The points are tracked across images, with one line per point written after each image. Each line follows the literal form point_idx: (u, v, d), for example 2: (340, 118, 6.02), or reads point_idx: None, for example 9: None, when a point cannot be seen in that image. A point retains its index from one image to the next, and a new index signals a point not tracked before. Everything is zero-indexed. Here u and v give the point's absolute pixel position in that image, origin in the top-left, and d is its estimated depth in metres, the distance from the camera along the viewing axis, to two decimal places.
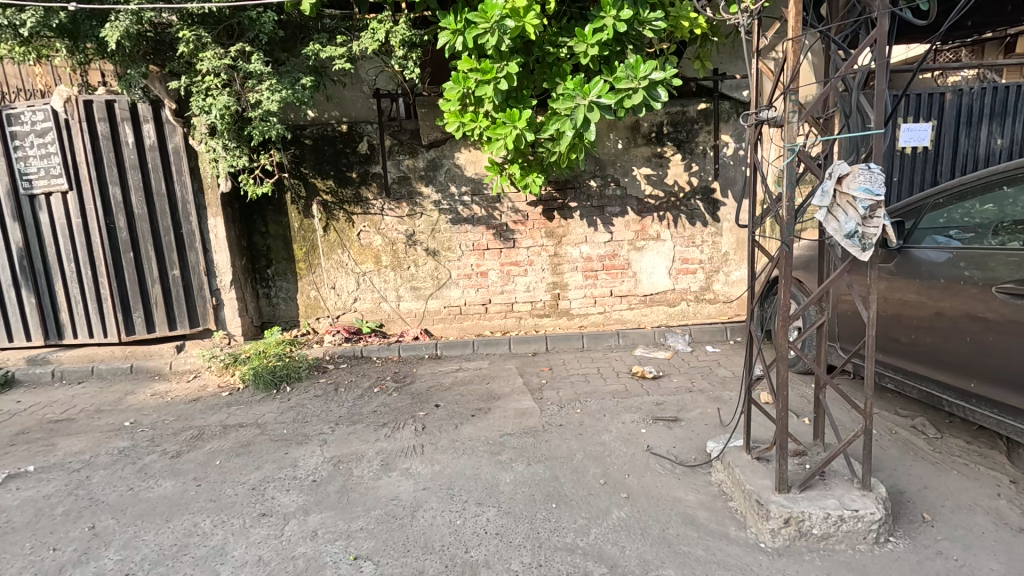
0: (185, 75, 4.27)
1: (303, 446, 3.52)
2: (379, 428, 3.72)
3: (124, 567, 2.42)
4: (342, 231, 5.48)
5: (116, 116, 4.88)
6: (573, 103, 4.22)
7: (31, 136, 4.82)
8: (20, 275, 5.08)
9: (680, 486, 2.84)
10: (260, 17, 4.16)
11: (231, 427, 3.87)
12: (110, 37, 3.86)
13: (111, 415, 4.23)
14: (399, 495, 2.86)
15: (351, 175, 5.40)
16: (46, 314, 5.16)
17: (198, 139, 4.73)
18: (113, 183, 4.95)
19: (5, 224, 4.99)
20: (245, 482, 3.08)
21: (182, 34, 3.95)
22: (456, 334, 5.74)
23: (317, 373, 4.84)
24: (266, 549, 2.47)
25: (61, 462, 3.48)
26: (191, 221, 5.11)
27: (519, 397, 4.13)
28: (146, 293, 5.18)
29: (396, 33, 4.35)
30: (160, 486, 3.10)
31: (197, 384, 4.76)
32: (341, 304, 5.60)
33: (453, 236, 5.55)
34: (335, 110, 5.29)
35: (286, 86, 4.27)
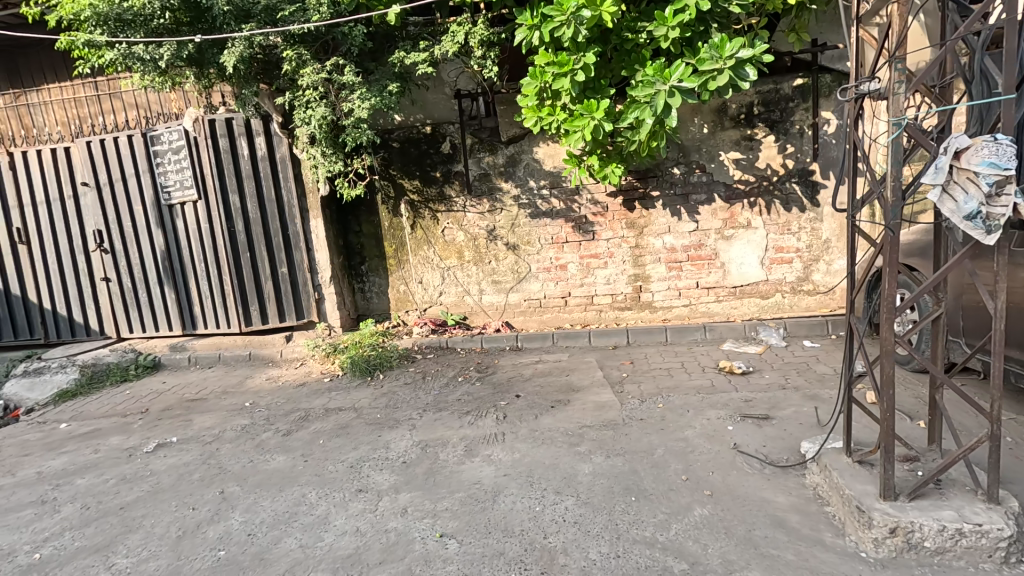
0: (289, 90, 4.69)
1: (394, 430, 3.78)
2: (463, 415, 3.90)
3: (246, 528, 2.76)
4: (428, 229, 5.76)
5: (234, 132, 5.50)
6: (652, 89, 4.08)
7: (169, 154, 5.58)
8: (162, 275, 5.89)
9: (770, 487, 2.69)
10: (351, 31, 4.49)
11: (332, 411, 4.24)
12: (228, 62, 4.33)
13: (235, 396, 4.81)
14: (481, 479, 2.99)
15: (435, 174, 5.65)
16: (183, 309, 5.95)
17: (301, 148, 5.19)
18: (233, 192, 5.59)
19: (151, 231, 5.81)
20: (344, 461, 3.39)
21: (286, 53, 4.35)
22: (537, 327, 5.81)
23: (406, 362, 5.16)
24: (362, 522, 2.70)
25: (197, 435, 4.03)
26: (296, 223, 5.63)
27: (599, 390, 4.12)
28: (261, 289, 5.80)
29: (475, 33, 4.48)
30: (274, 460, 3.50)
31: (303, 371, 5.27)
32: (427, 297, 5.90)
33: (532, 230, 5.63)
34: (419, 113, 5.55)
35: (376, 94, 4.56)
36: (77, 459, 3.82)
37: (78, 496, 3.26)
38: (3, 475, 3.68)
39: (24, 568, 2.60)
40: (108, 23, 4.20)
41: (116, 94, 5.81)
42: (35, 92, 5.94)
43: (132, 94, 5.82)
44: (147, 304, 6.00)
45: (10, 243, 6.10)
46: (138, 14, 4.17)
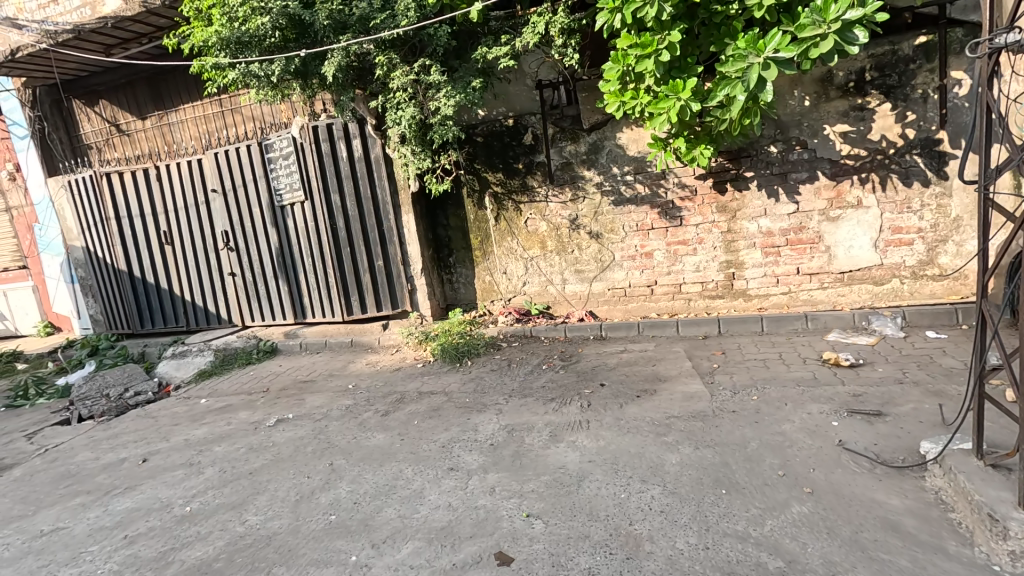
0: (382, 94, 4.98)
1: (482, 414, 3.95)
2: (548, 402, 3.97)
3: (352, 496, 3.05)
4: (511, 220, 5.89)
5: (334, 136, 5.97)
6: (745, 63, 3.82)
7: (281, 160, 6.19)
8: (277, 270, 6.56)
9: (881, 488, 2.47)
10: (436, 31, 4.67)
11: (425, 394, 4.52)
12: (328, 72, 4.69)
13: (340, 378, 5.29)
14: (566, 464, 3.05)
15: (518, 165, 5.75)
16: (295, 299, 6.59)
17: (393, 148, 5.50)
18: (334, 192, 6.08)
19: (267, 230, 6.49)
20: (437, 440, 3.60)
21: (378, 59, 4.62)
22: (621, 316, 5.73)
23: (493, 350, 5.34)
24: (454, 498, 2.87)
25: (309, 412, 4.48)
26: (390, 218, 6.00)
27: (687, 380, 4.00)
28: (361, 281, 6.26)
29: (555, 22, 4.47)
30: (375, 437, 3.81)
31: (399, 356, 5.66)
32: (511, 287, 6.05)
33: (616, 217, 5.55)
34: (501, 106, 5.65)
35: (460, 91, 4.72)
36: (215, 429, 4.42)
37: (216, 461, 3.78)
38: (160, 440, 4.35)
39: (178, 519, 3.07)
40: (230, 46, 4.66)
41: (237, 109, 6.61)
42: (175, 112, 6.93)
43: (250, 109, 6.54)
44: (266, 295, 6.72)
45: (158, 245, 7.10)
46: (253, 35, 4.59)
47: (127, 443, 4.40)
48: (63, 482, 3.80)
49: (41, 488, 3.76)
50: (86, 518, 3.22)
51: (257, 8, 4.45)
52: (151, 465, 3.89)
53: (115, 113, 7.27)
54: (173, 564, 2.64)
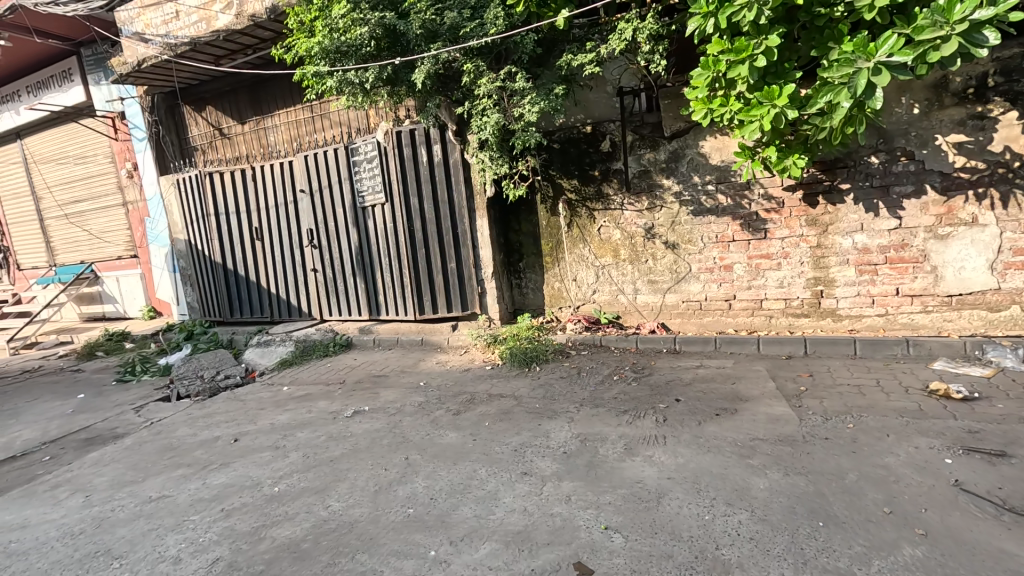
0: (467, 100, 5.10)
1: (552, 420, 3.92)
2: (620, 414, 3.89)
3: (428, 491, 3.11)
4: (584, 227, 5.86)
5: (416, 141, 6.19)
6: (852, 68, 3.59)
7: (365, 163, 6.50)
8: (356, 268, 6.87)
9: (1010, 538, 2.22)
10: (523, 40, 4.74)
11: (495, 396, 4.56)
12: (417, 79, 4.86)
13: (411, 375, 5.45)
14: (644, 479, 2.96)
15: (594, 172, 5.71)
16: (370, 297, 6.88)
17: (471, 153, 5.63)
18: (413, 195, 6.30)
19: (348, 230, 6.82)
20: (509, 444, 3.62)
21: (466, 66, 4.74)
22: (695, 330, 5.53)
23: (561, 357, 5.31)
24: (529, 503, 2.86)
25: (383, 406, 4.65)
26: (465, 222, 6.12)
27: (771, 402, 3.79)
28: (433, 282, 6.44)
29: (644, 29, 4.41)
30: (448, 435, 3.89)
31: (468, 357, 5.75)
32: (581, 294, 6.01)
33: (695, 228, 5.38)
34: (580, 113, 5.64)
35: (544, 97, 4.75)
36: (297, 416, 4.67)
37: (299, 446, 3.99)
38: (248, 422, 4.66)
39: (267, 498, 3.26)
40: (330, 55, 4.94)
41: (326, 115, 7.00)
42: (271, 117, 7.44)
43: (338, 115, 6.91)
44: (344, 291, 7.05)
45: (250, 240, 7.63)
46: (351, 45, 4.83)
47: (219, 422, 4.75)
48: (166, 454, 4.15)
49: (147, 457, 4.12)
50: (187, 489, 3.49)
51: (357, 19, 4.67)
52: (241, 445, 4.16)
53: (219, 118, 7.90)
54: (265, 540, 2.80)
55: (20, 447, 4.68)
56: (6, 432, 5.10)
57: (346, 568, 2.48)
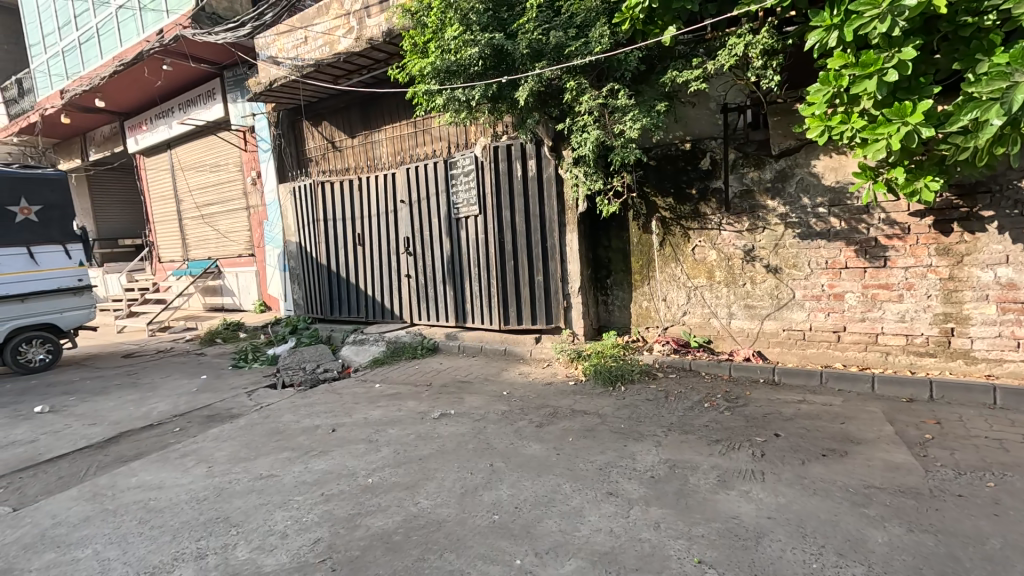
0: (568, 117, 5.16)
1: (639, 443, 3.82)
2: (712, 443, 3.70)
3: (514, 500, 3.15)
4: (677, 246, 5.69)
5: (512, 156, 6.37)
6: (1007, 82, 3.18)
7: (462, 177, 6.80)
8: (446, 276, 7.16)
9: None
10: (627, 57, 4.76)
11: (578, 412, 4.52)
12: (520, 97, 5.02)
13: (495, 384, 5.55)
14: (740, 515, 2.79)
15: (691, 191, 5.55)
16: (458, 304, 7.11)
17: (565, 168, 5.71)
18: (505, 208, 6.47)
19: (442, 239, 7.13)
20: (594, 462, 3.57)
21: (569, 84, 4.81)
22: (796, 361, 5.15)
23: (647, 378, 5.16)
24: (616, 524, 2.79)
25: (468, 411, 4.77)
26: (554, 236, 6.18)
27: (889, 447, 3.43)
28: (520, 293, 6.54)
29: (757, 43, 4.24)
30: (532, 447, 3.91)
31: (550, 371, 5.77)
32: (670, 315, 5.83)
33: (801, 252, 5.03)
34: (679, 130, 5.51)
35: (646, 114, 4.70)
36: (388, 413, 4.92)
37: (391, 442, 4.20)
38: (345, 414, 4.98)
39: (362, 488, 3.45)
40: (440, 74, 5.23)
41: (428, 130, 7.41)
42: (378, 132, 7.99)
43: (439, 130, 7.29)
44: (434, 297, 7.35)
45: (352, 244, 8.21)
46: (460, 65, 5.09)
47: (319, 412, 5.11)
48: (274, 437, 4.54)
49: (259, 438, 4.53)
50: (292, 471, 3.79)
51: (468, 40, 4.90)
52: (338, 435, 4.46)
53: (332, 133, 8.60)
54: (360, 528, 2.97)
55: (156, 417, 5.33)
56: (146, 403, 5.84)
57: (435, 565, 2.57)
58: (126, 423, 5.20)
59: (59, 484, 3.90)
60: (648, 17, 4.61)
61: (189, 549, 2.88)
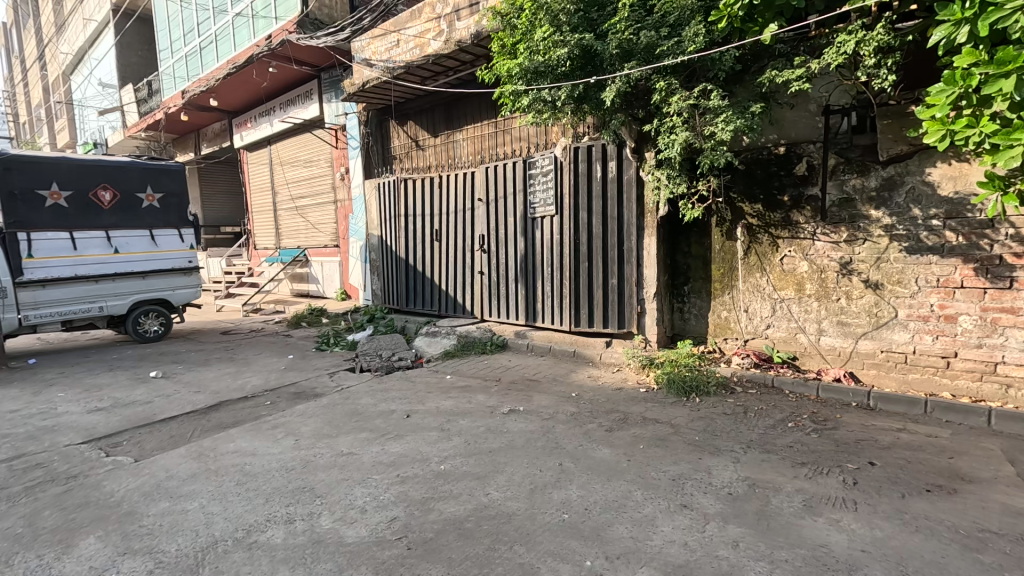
0: (656, 118, 5.04)
1: (715, 457, 3.66)
2: (796, 465, 3.48)
3: (584, 501, 3.13)
4: (764, 255, 5.40)
5: (593, 157, 6.33)
6: None
7: (541, 177, 6.85)
8: (519, 275, 7.23)
9: None
10: (722, 56, 4.59)
11: (650, 420, 4.42)
12: (607, 97, 4.98)
13: (564, 385, 5.55)
14: (829, 544, 2.61)
15: (782, 198, 5.25)
16: (529, 303, 7.17)
17: (647, 171, 5.62)
18: (583, 209, 6.45)
19: (517, 238, 7.21)
20: (667, 472, 3.47)
21: (659, 84, 4.70)
22: (894, 387, 4.73)
23: (725, 392, 4.94)
24: (691, 538, 2.71)
25: (537, 410, 4.80)
26: (631, 239, 6.06)
27: (1009, 490, 3.06)
28: (592, 296, 6.49)
29: (871, 39, 3.93)
30: (602, 450, 3.87)
31: (620, 376, 5.67)
32: (752, 327, 5.56)
33: (908, 268, 4.61)
34: (774, 133, 5.23)
35: (740, 116, 4.51)
36: (459, 404, 5.06)
37: (462, 432, 4.31)
38: (419, 402, 5.17)
39: (435, 474, 3.58)
40: (528, 75, 5.29)
41: (508, 131, 7.53)
42: (460, 132, 8.21)
43: (519, 131, 7.38)
44: (506, 295, 7.46)
45: (429, 239, 8.50)
46: (549, 65, 5.11)
47: (394, 398, 5.35)
48: (353, 417, 4.81)
49: (340, 417, 4.81)
50: (370, 451, 4.00)
51: (558, 41, 4.92)
52: (412, 421, 4.64)
53: (416, 132, 8.95)
54: (434, 511, 3.08)
55: (250, 390, 5.81)
56: (241, 376, 6.39)
57: (505, 556, 2.61)
58: (225, 393, 5.72)
59: (170, 442, 4.36)
60: (746, 15, 4.38)
61: (280, 513, 3.11)
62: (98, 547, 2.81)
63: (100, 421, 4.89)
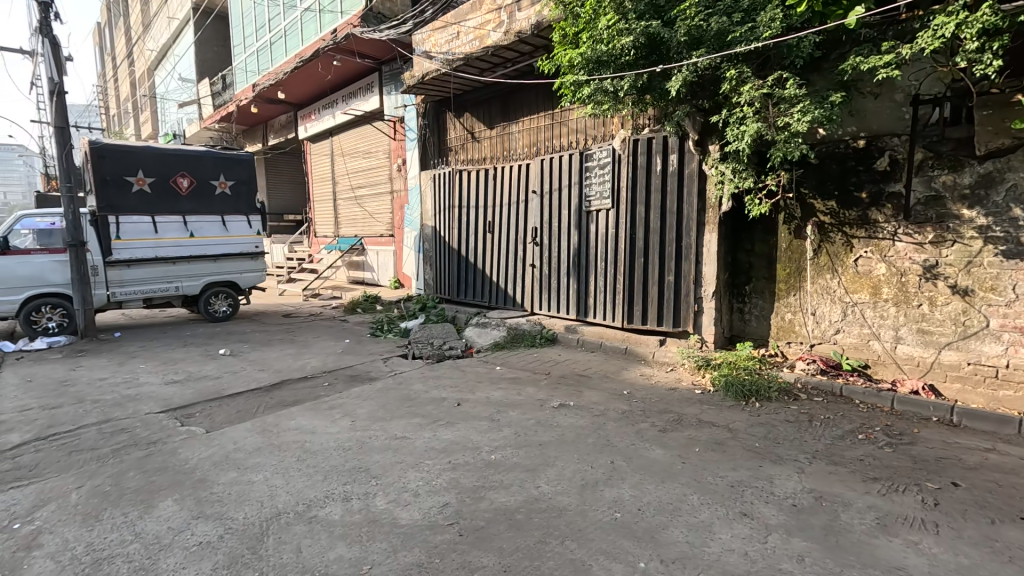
0: (724, 108, 4.81)
1: (777, 465, 3.49)
2: (868, 480, 3.26)
3: (636, 502, 3.06)
4: (836, 255, 5.08)
5: (653, 150, 6.14)
6: None
7: (597, 169, 6.74)
8: (571, 269, 7.16)
9: None
10: (800, 42, 4.32)
11: (705, 423, 4.26)
12: (672, 87, 4.81)
13: (614, 382, 5.45)
14: (907, 567, 2.43)
15: (860, 194, 4.91)
16: (580, 298, 7.09)
17: (711, 164, 5.41)
18: (640, 204, 6.28)
19: (570, 231, 7.13)
20: (725, 477, 3.33)
21: (730, 73, 4.49)
22: (981, 403, 4.33)
23: (787, 398, 4.70)
24: (751, 548, 2.59)
25: (587, 406, 4.75)
26: (690, 236, 5.84)
27: None
28: (646, 293, 6.34)
29: (974, 21, 3.57)
30: (655, 451, 3.77)
31: (674, 376, 5.51)
32: (820, 332, 5.26)
33: (1004, 273, 4.19)
34: (853, 125, 4.90)
35: (818, 106, 4.23)
36: (508, 396, 5.07)
37: (512, 424, 4.33)
38: (469, 391, 5.23)
39: (486, 463, 3.60)
40: (590, 65, 5.18)
41: (565, 122, 7.43)
42: (516, 124, 8.19)
43: (576, 122, 7.28)
44: (557, 289, 7.41)
45: (482, 231, 8.55)
46: (612, 54, 4.99)
47: (445, 386, 5.43)
48: (406, 402, 4.92)
49: (393, 402, 4.93)
50: (422, 437, 4.07)
51: (623, 29, 4.79)
52: (463, 410, 4.69)
53: (473, 124, 8.99)
54: (485, 500, 3.10)
55: (309, 371, 6.07)
56: (301, 357, 6.69)
57: (556, 550, 2.59)
58: (286, 373, 6.00)
59: (238, 416, 4.62)
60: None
61: (338, 490, 3.23)
62: (175, 509, 3.01)
63: (176, 393, 5.26)
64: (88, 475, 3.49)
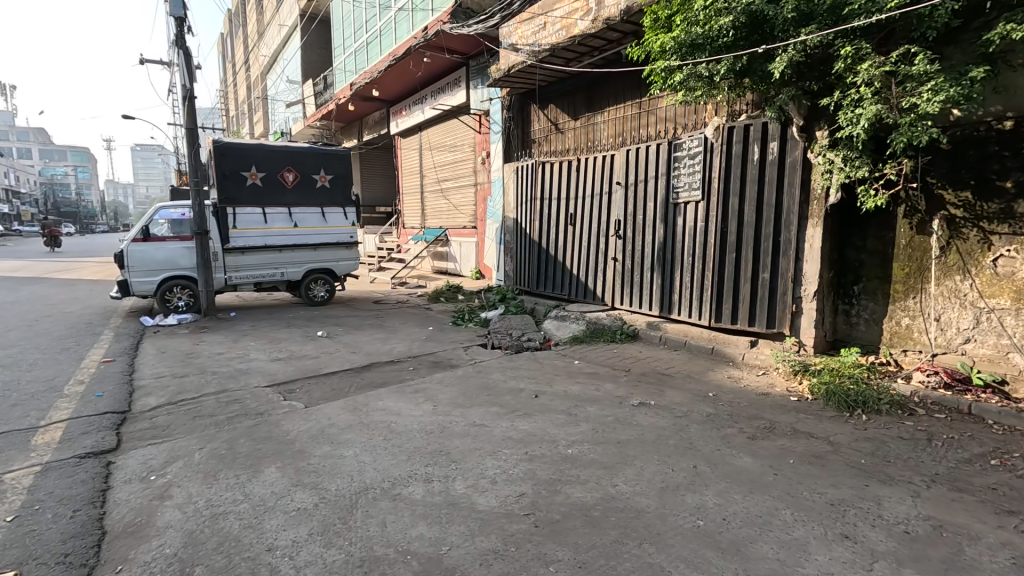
0: (838, 89, 4.36)
1: (887, 486, 3.14)
2: (1002, 513, 2.84)
3: (721, 510, 2.90)
4: (969, 253, 4.45)
5: (750, 138, 5.73)
6: None
7: (687, 159, 6.41)
8: (655, 263, 6.90)
9: None
10: (934, 10, 3.80)
11: (802, 433, 3.94)
12: (776, 68, 4.44)
13: (699, 383, 5.19)
14: None
15: (1004, 184, 4.27)
16: (664, 293, 6.83)
17: (818, 152, 4.96)
18: (734, 195, 5.89)
19: (656, 225, 6.87)
20: (824, 494, 3.06)
21: (846, 50, 4.07)
22: None
23: (901, 412, 4.21)
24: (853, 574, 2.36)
25: (668, 406, 4.57)
26: (790, 230, 5.39)
27: None
28: (737, 290, 5.96)
29: None
30: (743, 459, 3.55)
31: (766, 380, 5.13)
32: (944, 339, 4.65)
33: None
34: (998, 103, 4.25)
35: (954, 83, 3.72)
36: (586, 391, 5.01)
37: (590, 419, 4.27)
38: (547, 384, 5.24)
39: (562, 457, 3.58)
40: (683, 49, 4.91)
41: (654, 111, 7.14)
42: (601, 114, 8.00)
43: (665, 110, 6.97)
44: (640, 283, 7.18)
45: (564, 223, 8.48)
46: (708, 36, 4.70)
47: (523, 377, 5.48)
48: (485, 391, 5.02)
49: (472, 390, 5.06)
50: (500, 426, 4.14)
51: (721, 9, 4.49)
52: (540, 402, 4.71)
53: (557, 115, 8.90)
54: (561, 494, 3.09)
55: (395, 355, 6.39)
56: (388, 342, 7.06)
57: (634, 552, 2.52)
58: (375, 356, 6.36)
59: (332, 394, 4.98)
60: None
61: (420, 471, 3.37)
62: (277, 476, 3.31)
63: (280, 369, 5.77)
64: (208, 438, 3.94)
